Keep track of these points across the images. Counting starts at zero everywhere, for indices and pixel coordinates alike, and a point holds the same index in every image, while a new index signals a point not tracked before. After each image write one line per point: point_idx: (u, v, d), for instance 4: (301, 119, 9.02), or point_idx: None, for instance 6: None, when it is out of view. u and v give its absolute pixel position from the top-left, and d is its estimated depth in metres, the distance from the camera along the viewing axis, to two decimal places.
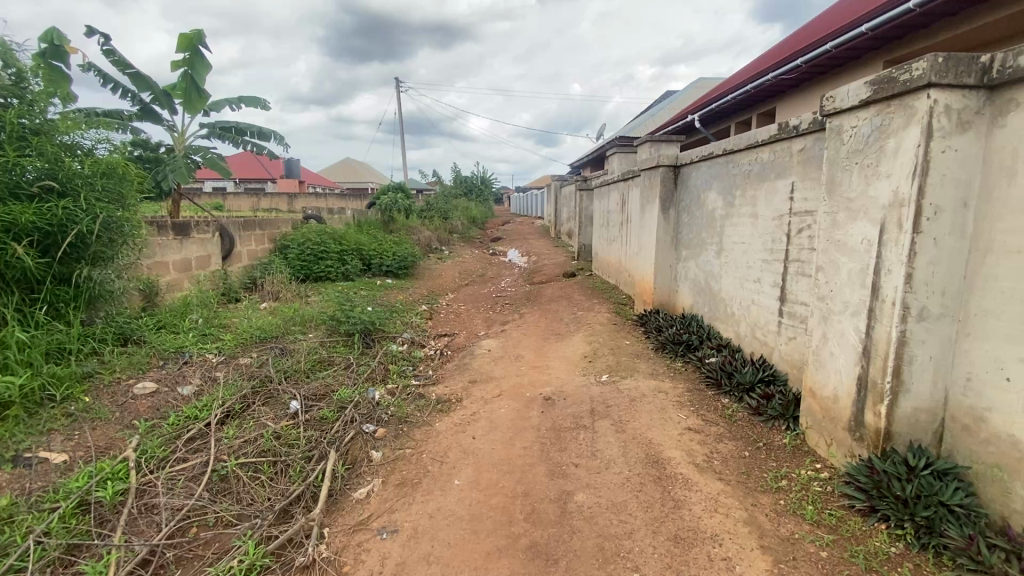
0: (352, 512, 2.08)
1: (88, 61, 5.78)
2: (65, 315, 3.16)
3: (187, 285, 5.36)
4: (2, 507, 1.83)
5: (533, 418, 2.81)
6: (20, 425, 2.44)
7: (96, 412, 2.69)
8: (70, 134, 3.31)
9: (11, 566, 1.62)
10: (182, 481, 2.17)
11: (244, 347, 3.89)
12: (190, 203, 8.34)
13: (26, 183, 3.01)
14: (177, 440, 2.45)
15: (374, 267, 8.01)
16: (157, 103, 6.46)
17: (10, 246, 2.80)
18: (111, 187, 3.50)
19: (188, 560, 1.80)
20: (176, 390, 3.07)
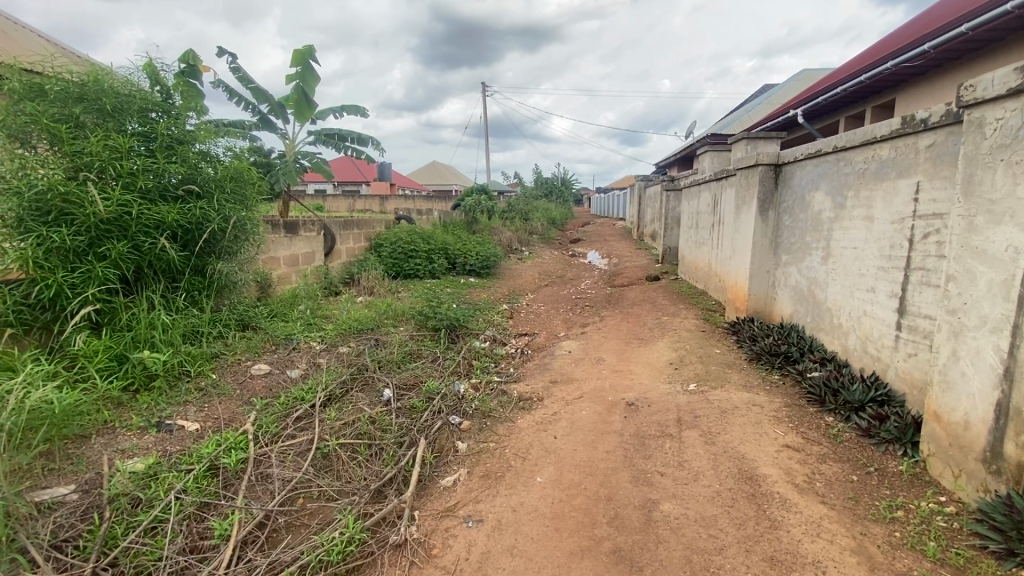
0: (440, 498, 2.18)
1: (218, 79, 6.56)
2: (199, 302, 3.63)
3: (294, 279, 5.90)
4: (151, 465, 2.13)
5: (615, 422, 2.77)
6: (162, 396, 2.85)
7: (222, 388, 3.06)
8: (204, 143, 3.76)
9: (156, 516, 1.87)
10: (292, 455, 2.39)
11: (344, 336, 4.21)
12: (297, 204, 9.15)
13: (173, 187, 3.48)
14: (287, 418, 2.71)
15: (459, 266, 8.28)
16: (273, 114, 7.18)
17: (159, 241, 3.25)
18: (238, 190, 3.96)
19: (297, 527, 1.99)
20: (286, 372, 3.38)
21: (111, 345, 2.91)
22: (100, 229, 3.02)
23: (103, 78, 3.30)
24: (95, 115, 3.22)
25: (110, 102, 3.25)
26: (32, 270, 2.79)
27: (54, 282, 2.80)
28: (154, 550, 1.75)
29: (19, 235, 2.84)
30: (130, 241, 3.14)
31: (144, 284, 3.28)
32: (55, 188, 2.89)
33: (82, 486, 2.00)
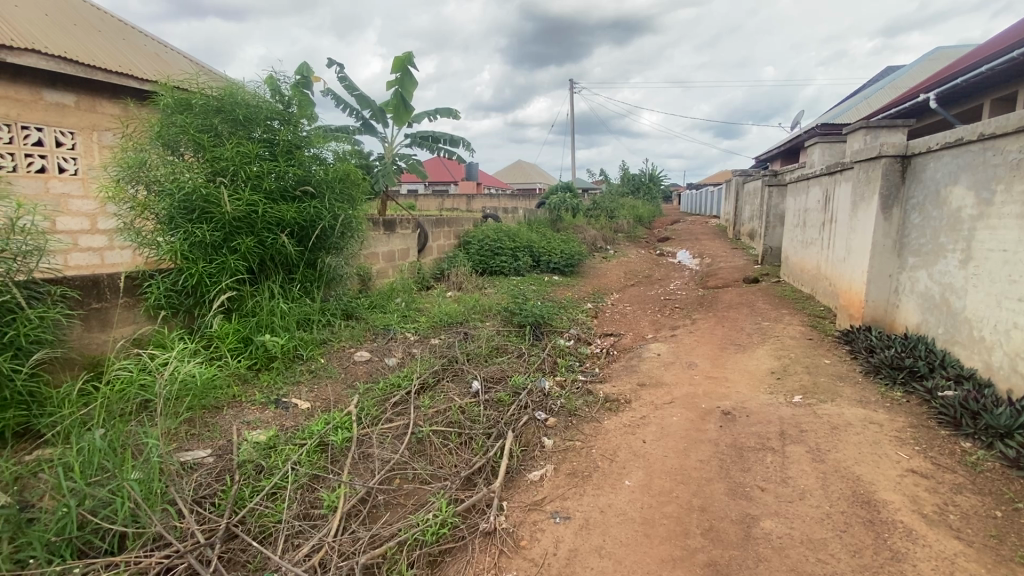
0: (527, 492, 2.22)
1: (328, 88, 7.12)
2: (311, 292, 3.99)
3: (391, 273, 6.28)
4: (271, 437, 2.39)
5: (710, 431, 2.64)
6: (280, 375, 3.18)
7: (329, 371, 3.34)
8: (317, 147, 4.11)
9: (277, 483, 2.09)
10: (390, 438, 2.55)
11: (435, 329, 4.41)
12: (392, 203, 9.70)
13: (293, 188, 3.84)
14: (386, 403, 2.89)
15: (543, 264, 8.28)
16: (374, 119, 7.67)
17: (279, 237, 3.62)
18: (346, 190, 4.28)
19: (394, 505, 2.12)
20: (384, 360, 3.61)
21: (239, 329, 3.30)
22: (233, 226, 3.42)
23: (236, 91, 3.72)
24: (229, 125, 3.65)
25: (241, 113, 3.67)
26: (178, 261, 3.25)
27: (196, 272, 3.24)
28: (275, 512, 1.93)
29: (170, 230, 3.32)
30: (256, 237, 3.53)
31: (266, 275, 3.67)
32: (198, 190, 3.32)
33: (216, 451, 2.28)
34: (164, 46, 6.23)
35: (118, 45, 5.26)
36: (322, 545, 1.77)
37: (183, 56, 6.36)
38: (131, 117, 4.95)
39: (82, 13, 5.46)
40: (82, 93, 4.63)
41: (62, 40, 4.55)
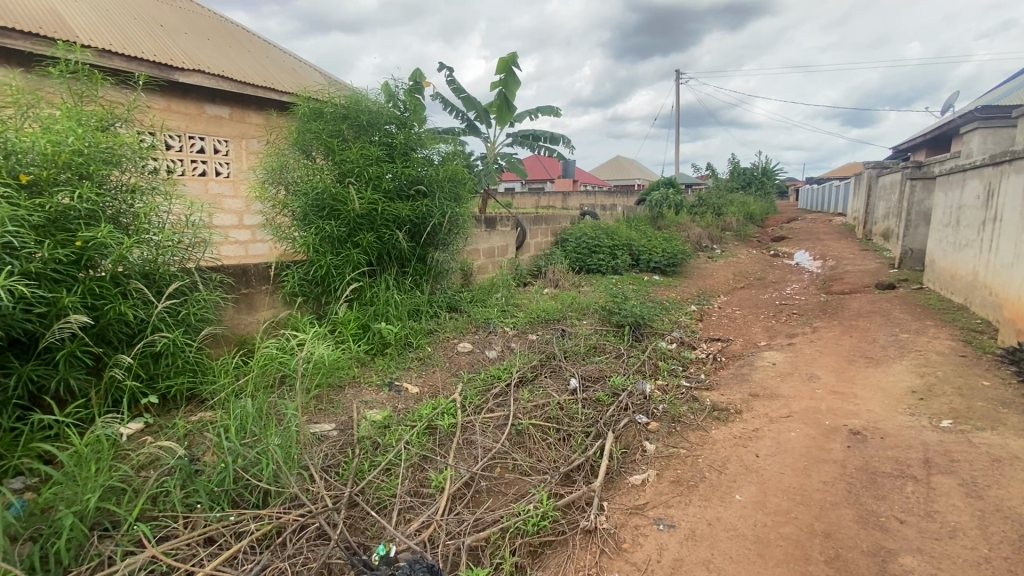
0: (629, 495, 2.18)
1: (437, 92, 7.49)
2: (420, 285, 4.25)
3: (490, 269, 6.47)
4: (386, 418, 2.58)
5: (835, 451, 2.39)
6: (392, 361, 3.43)
7: (436, 360, 3.53)
8: (429, 148, 4.35)
9: (392, 460, 2.25)
10: (492, 427, 2.64)
11: (533, 324, 4.47)
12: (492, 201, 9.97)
13: (408, 187, 4.10)
14: (488, 393, 2.99)
15: (643, 262, 8.02)
16: (478, 119, 7.93)
17: (394, 233, 3.89)
18: (454, 189, 4.49)
19: (496, 493, 2.19)
20: (485, 352, 3.74)
21: (359, 317, 3.61)
22: (356, 222, 3.74)
23: (360, 99, 4.05)
24: (354, 129, 3.99)
25: (365, 118, 3.99)
26: (311, 254, 3.63)
27: (324, 264, 3.61)
28: (391, 487, 2.09)
29: (304, 226, 3.72)
30: (375, 232, 3.83)
31: (382, 267, 3.97)
32: (328, 189, 3.67)
33: (339, 426, 2.52)
34: (299, 61, 6.95)
35: (262, 62, 5.96)
36: (432, 522, 1.88)
37: (315, 69, 7.05)
38: (273, 126, 5.59)
39: (236, 36, 6.26)
40: (235, 106, 5.32)
41: (220, 61, 5.26)
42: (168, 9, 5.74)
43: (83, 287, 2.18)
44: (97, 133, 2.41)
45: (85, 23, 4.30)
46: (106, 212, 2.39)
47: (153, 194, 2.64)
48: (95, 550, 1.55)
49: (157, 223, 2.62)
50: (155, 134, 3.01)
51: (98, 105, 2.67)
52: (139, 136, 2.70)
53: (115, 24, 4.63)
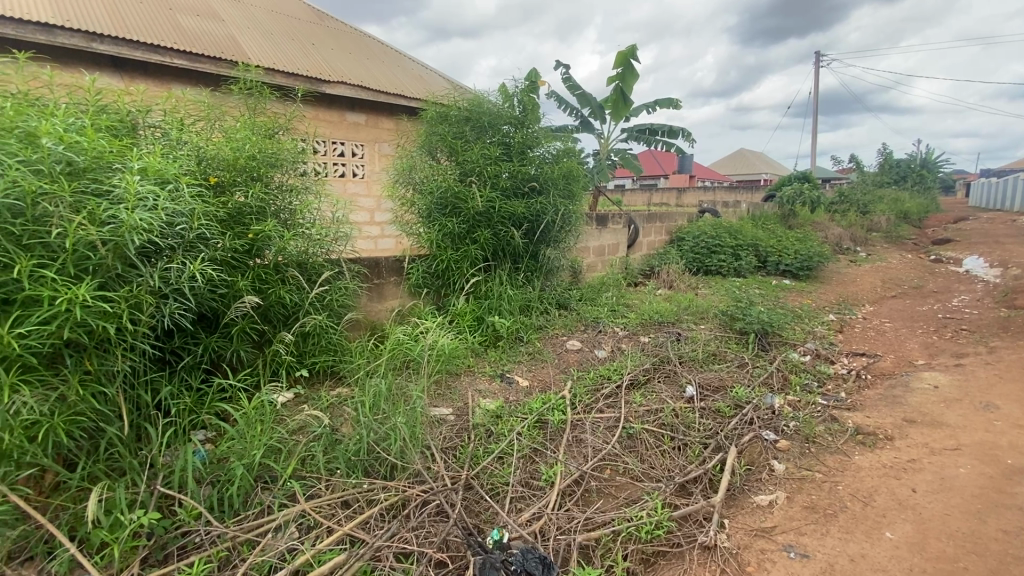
0: (753, 515, 2.01)
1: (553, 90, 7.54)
2: (532, 280, 4.32)
3: (600, 267, 6.38)
4: (499, 408, 2.66)
5: (1021, 497, 2.00)
6: (504, 353, 3.53)
7: (546, 355, 3.56)
8: (545, 146, 4.39)
9: (504, 449, 2.32)
10: (603, 427, 2.60)
11: (646, 326, 4.32)
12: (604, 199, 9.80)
13: (524, 184, 4.18)
14: (598, 393, 2.95)
15: (769, 265, 7.37)
16: (593, 116, 7.83)
17: (509, 230, 4.00)
18: (569, 185, 4.48)
19: (606, 494, 2.16)
20: (595, 352, 3.69)
21: (474, 309, 3.77)
22: (475, 219, 3.90)
23: (481, 101, 4.21)
24: (476, 131, 4.17)
25: (486, 119, 4.14)
26: (433, 249, 3.86)
27: (445, 259, 3.82)
28: (504, 475, 2.15)
29: (428, 223, 3.96)
30: (492, 229, 3.97)
31: (497, 263, 4.10)
32: (450, 188, 3.88)
33: (456, 411, 2.65)
34: (426, 68, 7.41)
35: (395, 71, 6.45)
36: (542, 515, 1.90)
37: (440, 75, 7.47)
38: (402, 129, 6.03)
39: (373, 49, 6.85)
40: (370, 112, 5.82)
41: (360, 72, 5.79)
42: (319, 29, 6.45)
43: (253, 273, 2.54)
44: (266, 141, 2.79)
45: (255, 46, 4.99)
46: (271, 209, 2.76)
47: (306, 193, 2.99)
48: (258, 499, 1.79)
49: (310, 219, 2.96)
50: (307, 141, 3.40)
51: (266, 117, 3.08)
52: (296, 143, 3.08)
53: (278, 46, 5.32)
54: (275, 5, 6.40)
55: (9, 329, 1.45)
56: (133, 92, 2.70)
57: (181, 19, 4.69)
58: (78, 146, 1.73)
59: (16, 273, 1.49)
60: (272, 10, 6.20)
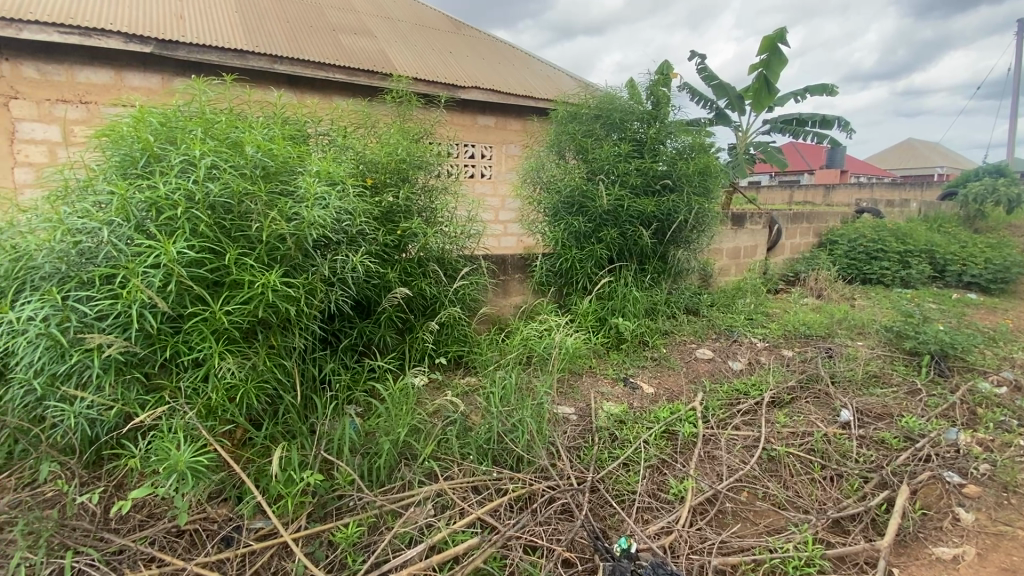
0: (932, 570, 1.72)
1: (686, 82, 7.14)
2: (659, 282, 4.14)
3: (734, 272, 5.90)
4: (624, 413, 2.58)
5: None
6: (628, 357, 3.43)
7: (672, 362, 3.38)
8: (679, 141, 4.16)
9: (630, 456, 2.24)
10: (739, 445, 2.39)
11: (788, 339, 3.90)
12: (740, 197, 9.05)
13: (655, 182, 4.00)
14: (733, 407, 2.73)
15: (949, 275, 6.23)
16: (731, 107, 7.26)
17: (638, 229, 3.86)
18: (705, 183, 4.20)
19: (744, 518, 1.99)
20: (729, 363, 3.42)
21: (598, 310, 3.71)
22: (602, 218, 3.83)
23: (613, 98, 4.11)
24: (606, 128, 4.09)
25: (617, 116, 4.04)
26: (558, 248, 3.87)
27: (570, 258, 3.81)
28: (630, 482, 2.08)
29: (554, 222, 3.98)
30: (619, 228, 3.87)
31: (623, 264, 3.99)
32: (579, 187, 3.85)
33: (579, 411, 2.63)
34: (555, 68, 7.46)
35: (525, 73, 6.60)
36: (672, 530, 1.81)
37: (569, 74, 7.47)
38: (529, 130, 6.15)
39: (506, 54, 7.07)
40: (499, 116, 6.02)
41: (493, 76, 6.02)
42: (456, 38, 6.83)
43: (399, 266, 2.79)
44: (413, 145, 3.02)
45: (402, 58, 5.43)
46: (416, 207, 2.98)
47: (445, 193, 3.18)
48: (400, 474, 1.94)
49: (449, 217, 3.15)
50: (445, 144, 3.61)
51: (412, 123, 3.34)
52: (437, 146, 3.28)
53: (422, 57, 5.73)
54: (420, 18, 6.92)
55: (220, 306, 1.76)
56: (306, 106, 3.10)
57: (342, 38, 5.28)
58: (271, 153, 2.03)
59: (226, 259, 1.80)
60: (417, 24, 6.70)
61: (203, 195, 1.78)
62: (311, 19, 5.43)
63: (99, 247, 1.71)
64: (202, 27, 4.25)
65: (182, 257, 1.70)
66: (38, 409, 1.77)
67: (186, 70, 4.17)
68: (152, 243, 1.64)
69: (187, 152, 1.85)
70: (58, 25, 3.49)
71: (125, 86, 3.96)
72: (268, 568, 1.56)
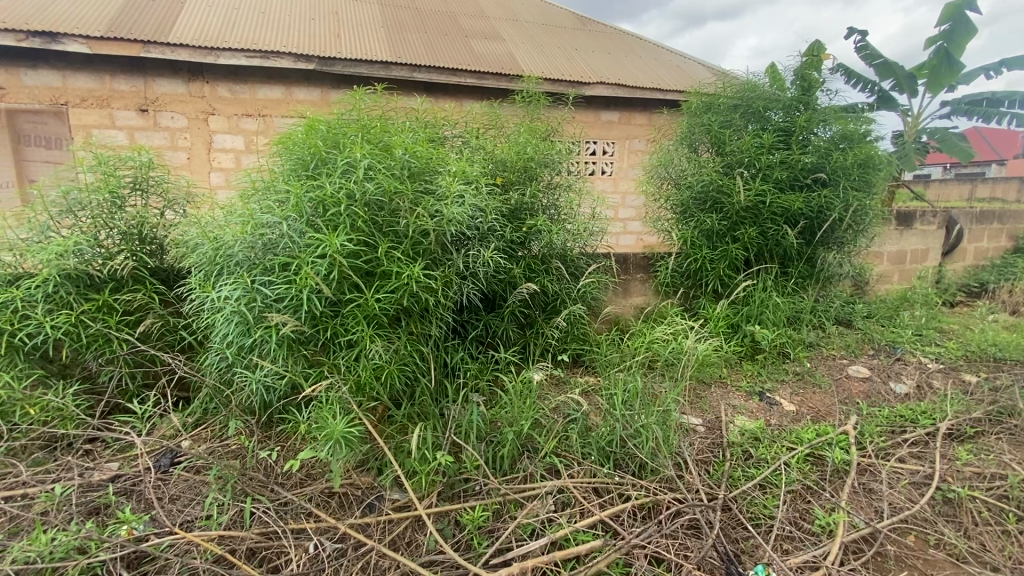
0: None
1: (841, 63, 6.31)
2: (804, 288, 3.73)
3: (896, 279, 5.11)
4: (760, 429, 2.36)
5: None
6: (764, 368, 3.14)
7: (817, 378, 3.01)
8: (833, 129, 3.68)
9: (767, 477, 2.04)
10: (905, 481, 2.07)
11: (971, 361, 3.27)
12: (905, 193, 7.81)
13: (803, 176, 3.59)
14: (897, 436, 2.36)
15: None
16: (898, 89, 6.28)
17: (782, 228, 3.50)
18: (865, 176, 3.68)
19: (911, 566, 1.72)
20: (890, 384, 2.96)
21: (730, 316, 3.44)
22: (739, 216, 3.54)
23: (754, 85, 3.77)
24: (745, 118, 3.76)
25: (759, 104, 3.69)
26: (687, 247, 3.65)
27: (699, 258, 3.58)
28: (768, 506, 1.90)
29: (684, 220, 3.76)
30: (759, 227, 3.54)
31: (760, 266, 3.65)
32: (712, 182, 3.58)
33: (707, 423, 2.46)
34: (686, 58, 7.07)
35: (654, 65, 6.33)
36: (818, 566, 1.63)
37: (701, 63, 7.02)
38: (656, 124, 5.90)
39: (634, 46, 6.85)
40: (625, 110, 5.85)
41: (619, 70, 5.87)
42: (583, 34, 6.77)
43: (525, 262, 2.85)
44: (542, 143, 3.06)
45: (530, 58, 5.53)
46: (541, 206, 3.02)
47: (570, 190, 3.17)
48: (523, 466, 1.98)
49: (574, 215, 3.13)
50: (572, 141, 3.60)
51: (540, 121, 3.37)
52: (563, 143, 3.28)
53: (549, 56, 5.77)
54: (547, 18, 6.98)
55: (372, 294, 1.95)
56: (442, 110, 3.28)
57: (475, 43, 5.53)
58: (416, 154, 2.20)
59: (378, 252, 1.98)
60: (544, 24, 6.76)
61: (361, 194, 1.99)
62: (446, 28, 5.75)
63: (279, 238, 1.99)
64: (355, 43, 4.72)
65: (343, 249, 1.91)
66: (227, 374, 2.11)
67: (342, 83, 4.67)
68: (321, 236, 1.87)
69: (349, 156, 2.07)
70: (246, 50, 4.10)
71: (294, 100, 4.55)
72: (403, 537, 1.69)
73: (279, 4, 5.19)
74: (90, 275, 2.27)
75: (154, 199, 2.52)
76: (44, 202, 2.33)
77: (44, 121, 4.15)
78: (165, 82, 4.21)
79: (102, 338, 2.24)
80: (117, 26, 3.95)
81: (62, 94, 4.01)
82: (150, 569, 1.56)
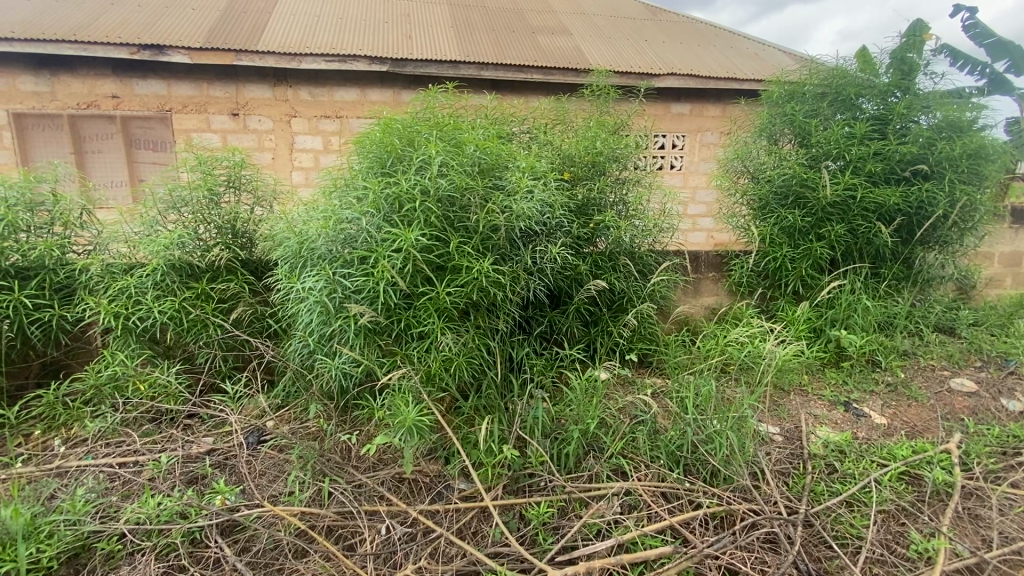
0: None
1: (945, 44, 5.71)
2: (899, 290, 3.43)
3: (1009, 284, 4.56)
4: (846, 442, 2.18)
5: None
6: (850, 376, 2.91)
7: (913, 390, 2.76)
8: (938, 116, 3.33)
9: (854, 494, 1.89)
10: (1020, 510, 1.84)
11: None
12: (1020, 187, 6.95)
13: (901, 168, 3.28)
14: (1010, 459, 2.11)
15: None
16: (1014, 71, 5.59)
17: (875, 225, 3.22)
18: (974, 168, 3.32)
19: None
20: (1001, 401, 2.65)
21: (812, 319, 3.22)
22: (825, 212, 3.29)
23: (843, 70, 3.48)
24: (833, 107, 3.48)
25: (849, 91, 3.41)
26: (765, 245, 3.44)
27: (779, 257, 3.37)
28: (855, 525, 1.76)
29: (762, 216, 3.55)
30: (848, 224, 3.28)
31: (849, 266, 3.38)
32: (796, 176, 3.35)
33: (785, 433, 2.31)
34: (765, 44, 6.67)
35: (730, 54, 6.03)
36: None
37: (782, 50, 6.60)
38: (731, 116, 5.62)
39: (708, 35, 6.55)
40: (697, 102, 5.61)
41: (692, 60, 5.64)
42: (653, 24, 6.56)
43: (592, 259, 2.82)
44: (611, 137, 2.99)
45: (599, 51, 5.44)
46: (609, 201, 2.96)
47: (639, 185, 3.08)
48: (588, 465, 1.96)
49: (643, 210, 3.04)
50: (642, 135, 3.49)
51: (608, 115, 3.29)
52: (632, 137, 3.19)
53: (618, 48, 5.64)
54: (616, 10, 6.82)
55: (443, 288, 2.01)
56: (510, 106, 3.29)
57: (543, 39, 5.51)
58: (487, 150, 2.23)
59: (450, 247, 2.04)
60: (613, 16, 6.62)
61: (435, 190, 2.04)
62: (514, 25, 5.77)
63: (357, 232, 2.07)
64: (427, 44, 4.85)
65: (418, 243, 1.98)
66: (309, 360, 2.24)
67: (413, 83, 4.81)
68: (397, 231, 1.95)
69: (423, 152, 2.13)
70: (327, 54, 4.33)
71: (369, 100, 4.75)
72: (469, 527, 1.73)
73: (357, 9, 5.42)
74: (191, 265, 2.49)
75: (245, 196, 2.72)
76: (154, 198, 2.57)
77: (151, 125, 4.54)
78: (255, 87, 4.53)
79: (201, 323, 2.45)
80: (214, 37, 4.29)
81: (167, 101, 4.43)
82: (240, 537, 1.69)
